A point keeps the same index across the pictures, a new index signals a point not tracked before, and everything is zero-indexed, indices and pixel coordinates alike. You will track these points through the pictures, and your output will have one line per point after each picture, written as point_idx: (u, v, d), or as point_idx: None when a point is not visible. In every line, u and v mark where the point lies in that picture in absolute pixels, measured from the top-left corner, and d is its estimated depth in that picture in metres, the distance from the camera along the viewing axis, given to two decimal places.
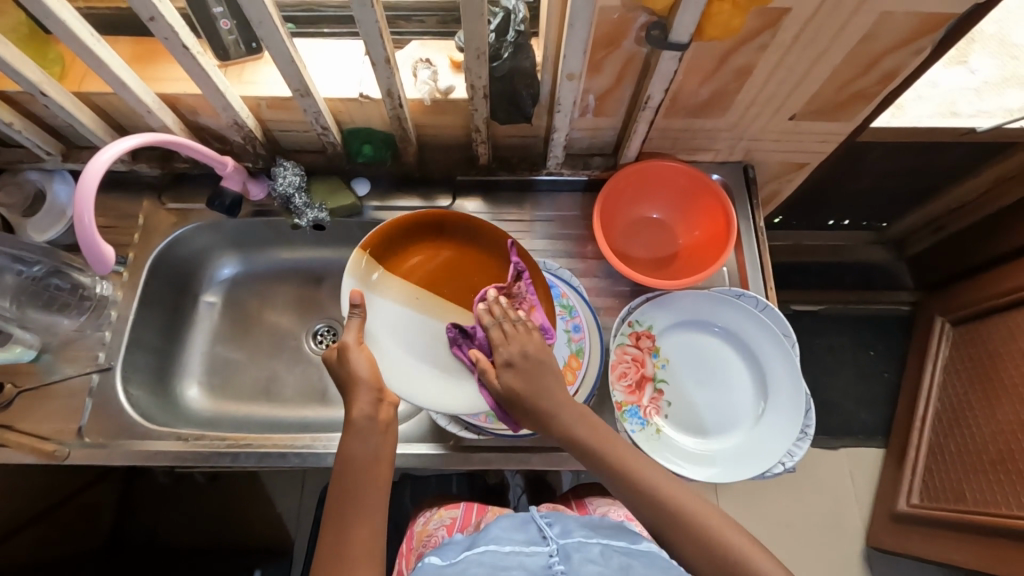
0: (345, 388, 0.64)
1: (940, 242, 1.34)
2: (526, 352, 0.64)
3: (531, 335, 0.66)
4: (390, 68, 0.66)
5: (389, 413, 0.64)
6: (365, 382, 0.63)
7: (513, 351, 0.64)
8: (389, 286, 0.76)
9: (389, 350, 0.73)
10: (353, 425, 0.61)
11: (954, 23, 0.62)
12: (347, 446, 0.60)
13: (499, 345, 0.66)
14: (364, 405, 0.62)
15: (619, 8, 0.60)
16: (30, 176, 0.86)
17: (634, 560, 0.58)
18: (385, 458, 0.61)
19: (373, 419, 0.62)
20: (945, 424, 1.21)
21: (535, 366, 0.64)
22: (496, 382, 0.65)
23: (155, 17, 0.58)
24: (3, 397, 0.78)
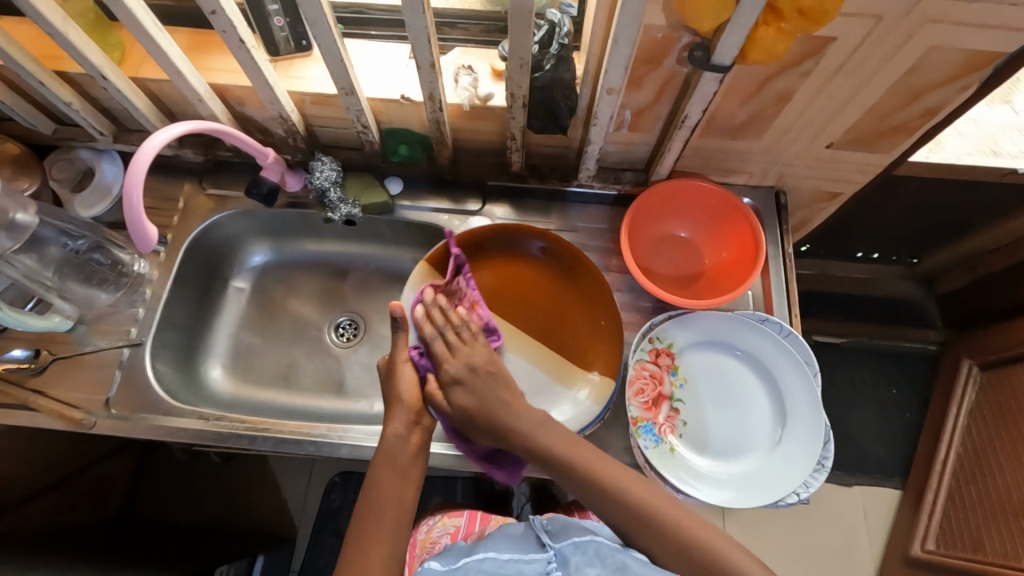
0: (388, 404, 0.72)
1: (973, 282, 1.30)
2: (472, 368, 0.72)
3: (476, 344, 0.75)
4: (434, 71, 0.68)
5: (421, 437, 0.70)
6: (404, 402, 0.71)
7: (462, 365, 0.72)
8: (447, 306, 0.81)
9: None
10: (385, 443, 0.68)
11: (1003, 62, 0.61)
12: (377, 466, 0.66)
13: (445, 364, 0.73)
14: (399, 425, 0.69)
15: (663, 28, 0.61)
16: (81, 154, 0.90)
17: (629, 560, 0.59)
18: (413, 481, 0.66)
19: (404, 440, 0.68)
20: (966, 470, 1.18)
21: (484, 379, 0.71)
22: (445, 402, 0.71)
23: (216, 11, 0.61)
24: (38, 363, 0.81)
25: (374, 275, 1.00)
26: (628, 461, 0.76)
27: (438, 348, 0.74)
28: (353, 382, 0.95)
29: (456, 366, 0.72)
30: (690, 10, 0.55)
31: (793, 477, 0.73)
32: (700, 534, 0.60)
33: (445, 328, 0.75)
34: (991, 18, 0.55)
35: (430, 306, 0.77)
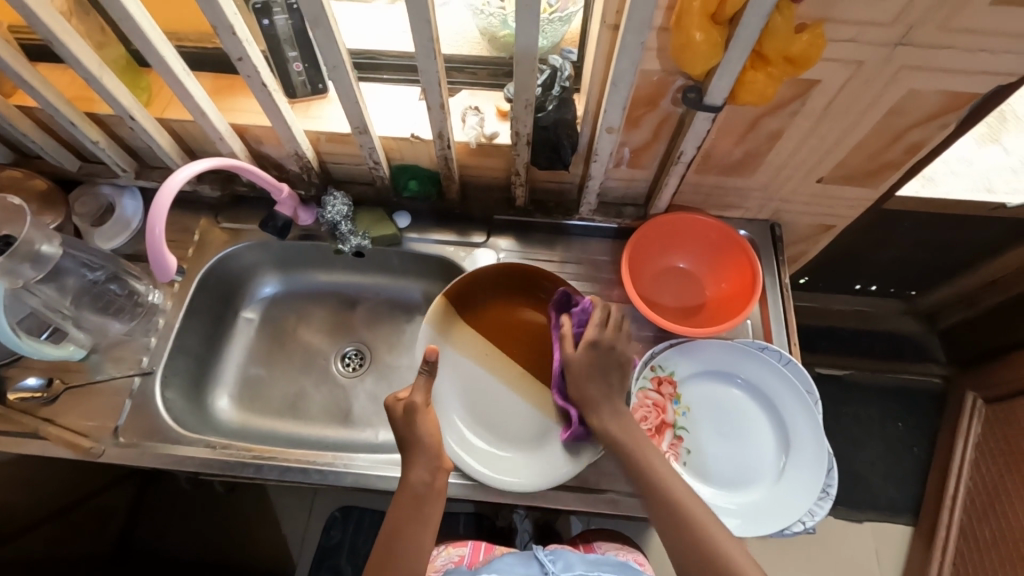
0: (407, 448, 0.68)
1: (973, 316, 1.32)
2: (610, 346, 0.71)
3: (622, 340, 0.72)
4: (443, 112, 0.72)
5: (444, 480, 0.68)
6: (426, 449, 0.67)
7: (601, 339, 0.70)
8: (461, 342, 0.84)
9: (448, 399, 0.81)
10: (410, 488, 0.66)
11: (979, 102, 0.65)
12: (403, 522, 0.65)
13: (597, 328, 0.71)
14: (421, 472, 0.66)
15: (659, 73, 0.65)
16: (103, 190, 0.93)
17: None
18: (431, 525, 0.66)
19: (428, 485, 0.66)
20: (977, 506, 1.17)
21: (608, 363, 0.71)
22: (568, 352, 0.72)
23: (243, 58, 0.65)
24: (50, 392, 0.82)
25: (381, 305, 1.03)
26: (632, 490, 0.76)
27: (596, 314, 0.72)
28: (359, 413, 0.96)
29: (601, 338, 0.70)
30: (682, 58, 0.59)
31: (798, 506, 0.73)
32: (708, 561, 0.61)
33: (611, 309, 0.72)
34: (965, 63, 0.59)
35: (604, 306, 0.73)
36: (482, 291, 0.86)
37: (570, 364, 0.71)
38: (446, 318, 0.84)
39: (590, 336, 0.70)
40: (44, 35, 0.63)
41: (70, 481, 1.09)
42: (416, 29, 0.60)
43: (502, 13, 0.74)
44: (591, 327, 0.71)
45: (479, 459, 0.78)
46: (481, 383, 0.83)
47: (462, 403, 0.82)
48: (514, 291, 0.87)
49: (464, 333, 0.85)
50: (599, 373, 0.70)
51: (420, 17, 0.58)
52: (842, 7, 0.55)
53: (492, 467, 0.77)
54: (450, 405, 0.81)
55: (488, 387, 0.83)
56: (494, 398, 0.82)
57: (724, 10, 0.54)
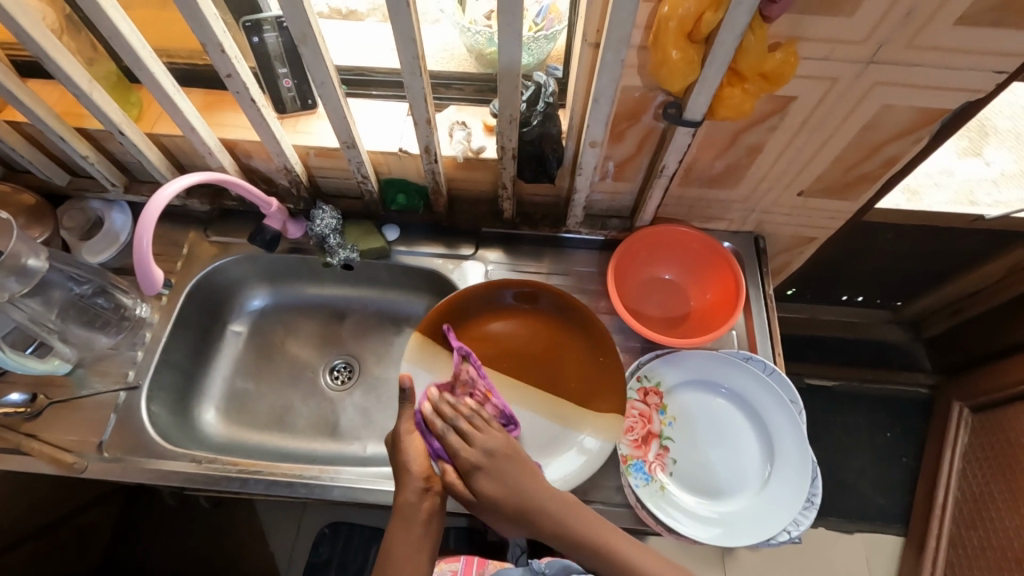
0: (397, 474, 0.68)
1: (958, 325, 1.33)
2: (490, 453, 0.65)
3: (493, 433, 0.67)
4: (430, 127, 0.73)
5: (435, 503, 0.66)
6: (413, 472, 0.67)
7: (480, 456, 0.65)
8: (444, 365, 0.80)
9: None
10: (398, 511, 0.65)
11: (950, 117, 0.67)
12: (393, 543, 0.63)
13: (462, 447, 0.66)
14: (411, 493, 0.65)
15: (640, 88, 0.67)
16: (93, 204, 0.94)
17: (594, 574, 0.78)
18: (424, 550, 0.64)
19: (415, 507, 0.65)
20: (966, 515, 1.17)
21: (504, 462, 0.65)
22: (468, 494, 0.64)
23: (232, 74, 0.67)
24: (34, 407, 0.81)
25: (370, 318, 1.03)
26: (620, 501, 0.76)
27: (451, 440, 0.66)
28: (347, 425, 0.95)
29: (474, 452, 0.65)
30: (661, 75, 0.60)
31: (782, 516, 0.73)
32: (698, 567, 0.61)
33: (459, 419, 0.68)
34: (934, 80, 0.61)
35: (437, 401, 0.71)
36: (456, 316, 0.82)
37: (477, 501, 0.63)
38: (425, 354, 0.80)
39: (467, 460, 0.65)
40: (35, 53, 0.64)
41: (50, 499, 1.07)
42: (402, 47, 0.61)
43: (488, 31, 0.76)
44: (462, 456, 0.65)
45: None
46: None
47: None
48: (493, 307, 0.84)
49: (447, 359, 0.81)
50: (507, 476, 0.64)
51: (405, 36, 0.60)
52: (813, 27, 0.57)
53: None
54: None
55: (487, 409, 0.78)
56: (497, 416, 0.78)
57: (700, 28, 0.56)
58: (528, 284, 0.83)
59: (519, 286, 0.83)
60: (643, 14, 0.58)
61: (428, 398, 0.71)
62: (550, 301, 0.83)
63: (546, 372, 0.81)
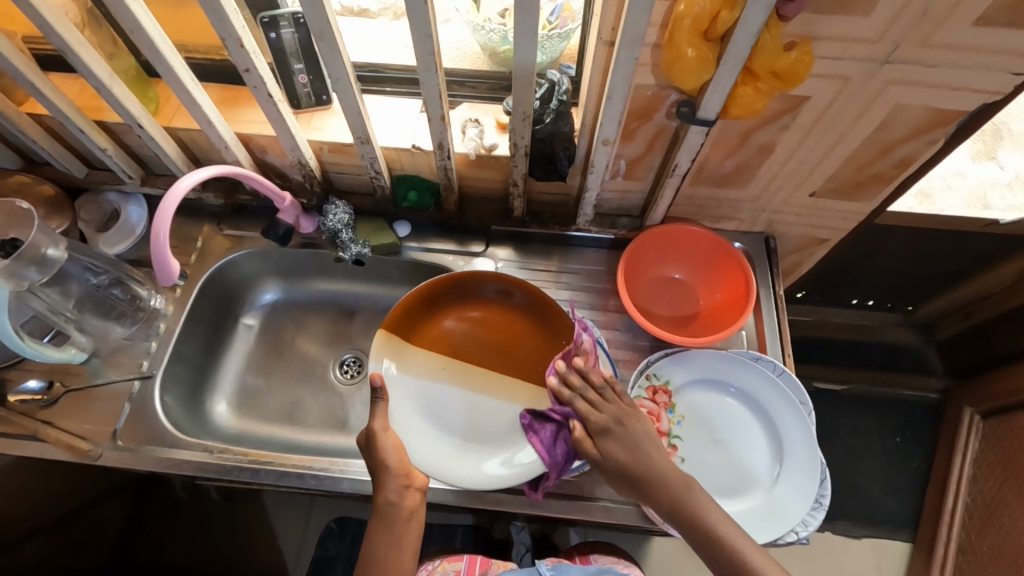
0: (376, 472, 0.71)
1: (970, 330, 1.32)
2: (620, 421, 0.70)
3: (623, 406, 0.71)
4: (444, 123, 0.74)
5: (415, 499, 0.71)
6: (393, 470, 0.70)
7: (609, 423, 0.69)
8: (411, 360, 0.82)
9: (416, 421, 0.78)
10: (380, 511, 0.69)
11: (966, 118, 0.67)
12: (377, 538, 0.69)
13: (593, 413, 0.70)
14: (392, 492, 0.69)
15: (653, 87, 0.67)
16: (109, 197, 0.95)
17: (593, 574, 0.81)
18: (407, 543, 0.70)
19: (396, 505, 0.69)
20: (976, 522, 1.16)
21: (629, 430, 0.69)
22: (595, 452, 0.69)
23: (250, 69, 0.67)
24: (51, 395, 0.83)
25: (381, 314, 1.04)
26: (627, 498, 0.76)
27: (582, 406, 0.71)
28: (356, 419, 0.96)
29: (604, 417, 0.70)
30: (674, 73, 0.61)
31: (792, 515, 0.73)
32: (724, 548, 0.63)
33: (587, 389, 0.72)
34: (949, 80, 0.61)
35: (566, 373, 0.74)
36: (419, 311, 0.83)
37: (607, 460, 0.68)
38: (389, 349, 0.81)
39: (598, 422, 0.70)
40: (59, 47, 0.65)
41: (63, 489, 1.08)
42: (418, 44, 0.62)
43: (501, 29, 0.77)
44: (594, 420, 0.70)
45: (459, 470, 0.74)
46: (443, 395, 0.80)
47: (429, 420, 0.78)
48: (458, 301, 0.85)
49: (416, 354, 0.82)
50: (633, 442, 0.69)
51: (422, 33, 0.60)
52: (827, 26, 0.57)
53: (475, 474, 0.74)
54: (415, 424, 0.77)
55: (450, 398, 0.80)
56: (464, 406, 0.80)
57: (715, 27, 0.56)
58: (489, 277, 0.84)
59: (482, 278, 0.84)
60: (658, 13, 0.58)
61: (558, 368, 0.75)
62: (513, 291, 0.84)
63: (513, 360, 0.82)
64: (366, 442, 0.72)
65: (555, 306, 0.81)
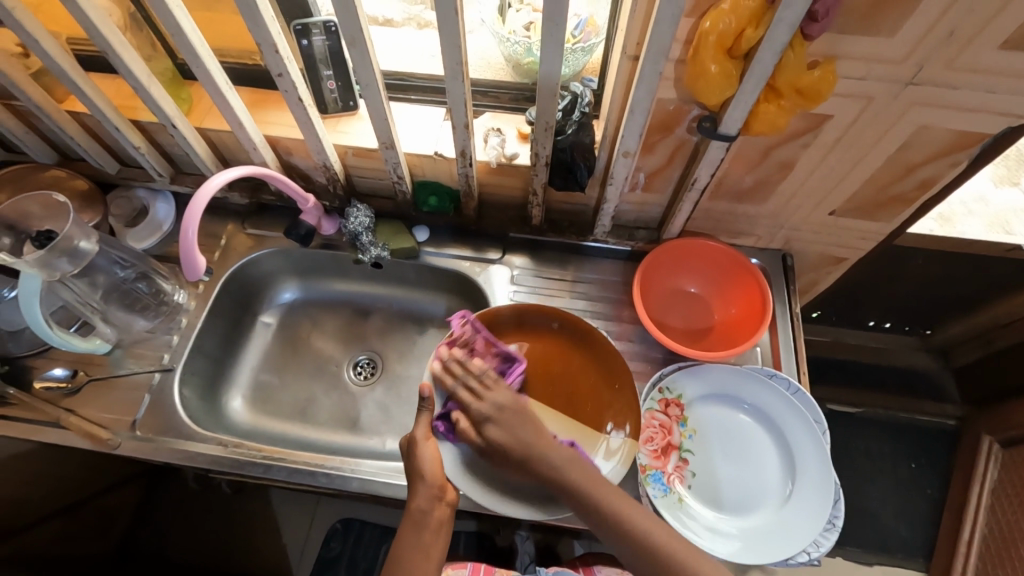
0: (411, 479, 0.72)
1: (989, 357, 1.30)
2: (501, 407, 0.74)
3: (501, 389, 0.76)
4: (467, 131, 0.75)
5: (446, 512, 0.70)
6: (427, 480, 0.70)
7: (495, 407, 0.74)
8: None
9: None
10: (410, 517, 0.69)
11: (989, 141, 0.66)
12: (403, 546, 0.69)
13: (474, 400, 0.75)
14: (423, 501, 0.69)
15: (675, 102, 0.68)
16: (139, 193, 0.99)
17: None
18: (432, 553, 0.69)
19: (427, 514, 0.69)
20: (993, 553, 1.14)
21: (512, 416, 0.74)
22: (478, 439, 0.73)
23: (283, 74, 0.70)
24: (74, 382, 0.85)
25: (396, 316, 1.05)
26: None
27: (462, 395, 0.75)
28: (367, 420, 0.97)
29: (484, 405, 0.74)
30: (698, 88, 0.61)
31: (803, 534, 0.72)
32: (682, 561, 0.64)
33: (467, 377, 0.77)
34: (974, 103, 0.61)
35: (447, 360, 0.78)
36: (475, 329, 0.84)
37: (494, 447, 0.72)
38: None
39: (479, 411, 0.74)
40: (102, 47, 0.68)
41: (78, 477, 1.10)
42: (447, 53, 0.64)
43: (527, 41, 0.78)
44: (478, 404, 0.74)
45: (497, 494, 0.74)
46: None
47: None
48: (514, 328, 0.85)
49: None
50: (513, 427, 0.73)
51: (451, 42, 0.62)
52: (852, 47, 0.57)
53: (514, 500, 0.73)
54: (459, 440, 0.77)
55: None
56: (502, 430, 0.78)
57: (739, 44, 0.57)
58: (547, 310, 0.83)
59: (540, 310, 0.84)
60: (683, 30, 0.59)
61: (439, 358, 0.78)
62: (570, 327, 0.84)
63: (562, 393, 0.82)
64: (408, 446, 0.73)
65: (613, 350, 0.81)
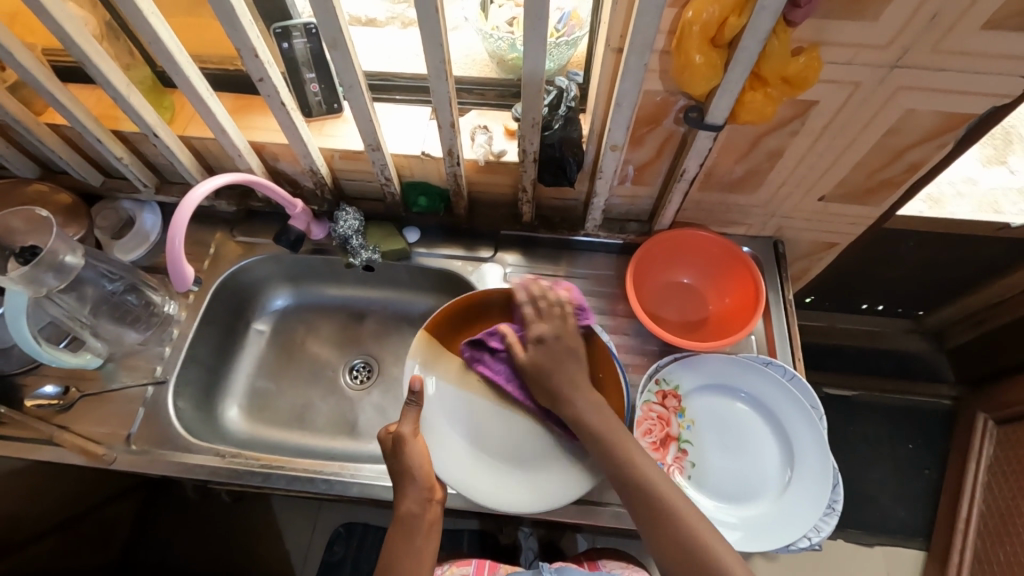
0: (399, 478, 0.70)
1: (982, 335, 1.30)
2: (558, 335, 0.75)
3: (566, 323, 0.76)
4: (453, 130, 0.75)
5: (436, 512, 0.70)
6: (418, 482, 0.69)
7: (545, 335, 0.75)
8: (446, 367, 0.82)
9: (444, 427, 0.78)
10: (402, 521, 0.68)
11: (975, 122, 0.67)
12: (396, 551, 0.69)
13: (534, 322, 0.77)
14: (414, 504, 0.68)
15: (661, 93, 0.68)
16: (124, 204, 0.97)
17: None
18: (426, 554, 0.69)
19: (418, 517, 0.69)
20: (990, 529, 1.15)
21: (562, 349, 0.74)
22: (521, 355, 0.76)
23: (264, 78, 0.69)
24: (66, 399, 0.84)
25: (391, 319, 1.04)
26: None
27: (526, 314, 0.77)
28: (365, 424, 0.97)
29: (545, 328, 0.76)
30: (683, 79, 0.61)
31: (803, 521, 0.73)
32: (695, 546, 0.62)
33: (538, 303, 0.78)
34: (960, 84, 0.61)
35: (529, 288, 0.79)
36: (458, 317, 0.84)
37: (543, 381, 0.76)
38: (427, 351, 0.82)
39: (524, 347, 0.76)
40: (79, 58, 0.67)
41: (75, 492, 1.10)
42: (429, 52, 0.63)
43: (510, 37, 0.78)
44: (532, 325, 0.76)
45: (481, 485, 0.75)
46: (473, 404, 0.80)
47: (458, 430, 0.79)
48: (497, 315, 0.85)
49: (450, 359, 0.83)
50: (558, 360, 0.74)
51: (433, 40, 0.61)
52: (836, 32, 0.57)
53: (497, 492, 0.74)
54: (443, 431, 0.78)
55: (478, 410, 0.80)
56: (492, 421, 0.80)
57: (723, 34, 0.56)
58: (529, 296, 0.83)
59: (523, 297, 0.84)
60: (667, 20, 0.59)
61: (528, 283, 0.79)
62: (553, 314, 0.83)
63: None
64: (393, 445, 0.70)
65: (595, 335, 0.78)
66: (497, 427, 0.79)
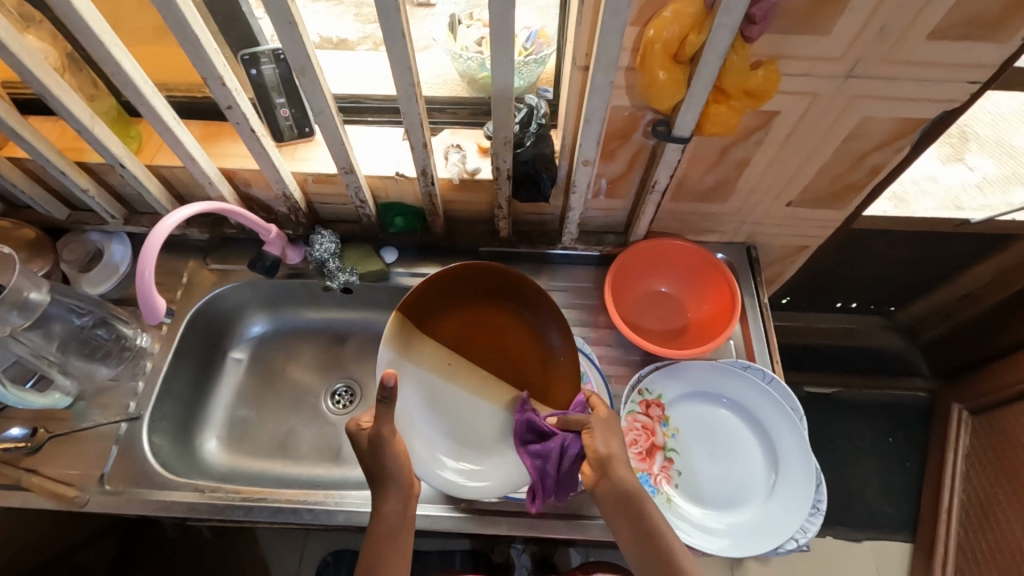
0: (378, 480, 0.68)
1: (952, 328, 1.34)
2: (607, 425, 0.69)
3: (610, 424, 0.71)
4: (426, 150, 0.75)
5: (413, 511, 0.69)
6: (399, 480, 0.67)
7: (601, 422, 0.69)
8: (420, 351, 0.79)
9: (415, 416, 0.77)
10: (380, 524, 0.67)
11: (929, 126, 0.69)
12: (375, 557, 0.66)
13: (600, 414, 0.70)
14: (395, 503, 0.67)
15: (629, 108, 0.69)
16: (91, 237, 0.95)
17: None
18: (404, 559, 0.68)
19: (398, 516, 0.67)
20: (972, 518, 1.18)
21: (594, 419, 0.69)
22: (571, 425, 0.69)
23: (232, 106, 0.68)
24: (34, 441, 0.81)
25: (372, 340, 1.03)
26: None
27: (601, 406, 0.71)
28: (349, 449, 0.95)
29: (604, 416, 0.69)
30: (649, 95, 0.63)
31: (789, 524, 0.73)
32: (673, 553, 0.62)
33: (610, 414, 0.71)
34: (912, 91, 0.64)
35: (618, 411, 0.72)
36: (431, 299, 0.79)
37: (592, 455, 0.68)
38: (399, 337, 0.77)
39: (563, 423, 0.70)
40: (39, 92, 0.66)
41: (46, 538, 1.05)
42: (398, 75, 0.63)
43: (479, 57, 0.79)
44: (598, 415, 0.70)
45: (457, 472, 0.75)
46: (441, 391, 0.79)
47: (428, 417, 0.78)
48: (473, 297, 0.81)
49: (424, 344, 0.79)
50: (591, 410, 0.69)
51: (401, 64, 0.62)
52: (792, 45, 0.59)
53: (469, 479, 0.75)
54: (415, 421, 0.76)
55: (448, 395, 0.79)
56: (462, 407, 0.79)
57: (684, 50, 0.58)
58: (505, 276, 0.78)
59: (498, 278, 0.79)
60: (630, 38, 0.61)
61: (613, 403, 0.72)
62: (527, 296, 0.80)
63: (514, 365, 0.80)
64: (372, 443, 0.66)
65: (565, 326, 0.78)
66: (467, 412, 0.79)
